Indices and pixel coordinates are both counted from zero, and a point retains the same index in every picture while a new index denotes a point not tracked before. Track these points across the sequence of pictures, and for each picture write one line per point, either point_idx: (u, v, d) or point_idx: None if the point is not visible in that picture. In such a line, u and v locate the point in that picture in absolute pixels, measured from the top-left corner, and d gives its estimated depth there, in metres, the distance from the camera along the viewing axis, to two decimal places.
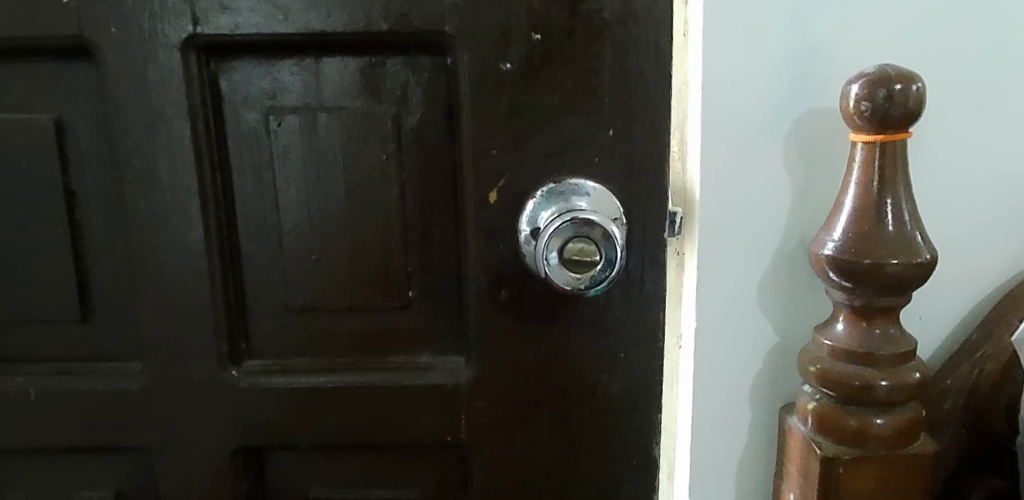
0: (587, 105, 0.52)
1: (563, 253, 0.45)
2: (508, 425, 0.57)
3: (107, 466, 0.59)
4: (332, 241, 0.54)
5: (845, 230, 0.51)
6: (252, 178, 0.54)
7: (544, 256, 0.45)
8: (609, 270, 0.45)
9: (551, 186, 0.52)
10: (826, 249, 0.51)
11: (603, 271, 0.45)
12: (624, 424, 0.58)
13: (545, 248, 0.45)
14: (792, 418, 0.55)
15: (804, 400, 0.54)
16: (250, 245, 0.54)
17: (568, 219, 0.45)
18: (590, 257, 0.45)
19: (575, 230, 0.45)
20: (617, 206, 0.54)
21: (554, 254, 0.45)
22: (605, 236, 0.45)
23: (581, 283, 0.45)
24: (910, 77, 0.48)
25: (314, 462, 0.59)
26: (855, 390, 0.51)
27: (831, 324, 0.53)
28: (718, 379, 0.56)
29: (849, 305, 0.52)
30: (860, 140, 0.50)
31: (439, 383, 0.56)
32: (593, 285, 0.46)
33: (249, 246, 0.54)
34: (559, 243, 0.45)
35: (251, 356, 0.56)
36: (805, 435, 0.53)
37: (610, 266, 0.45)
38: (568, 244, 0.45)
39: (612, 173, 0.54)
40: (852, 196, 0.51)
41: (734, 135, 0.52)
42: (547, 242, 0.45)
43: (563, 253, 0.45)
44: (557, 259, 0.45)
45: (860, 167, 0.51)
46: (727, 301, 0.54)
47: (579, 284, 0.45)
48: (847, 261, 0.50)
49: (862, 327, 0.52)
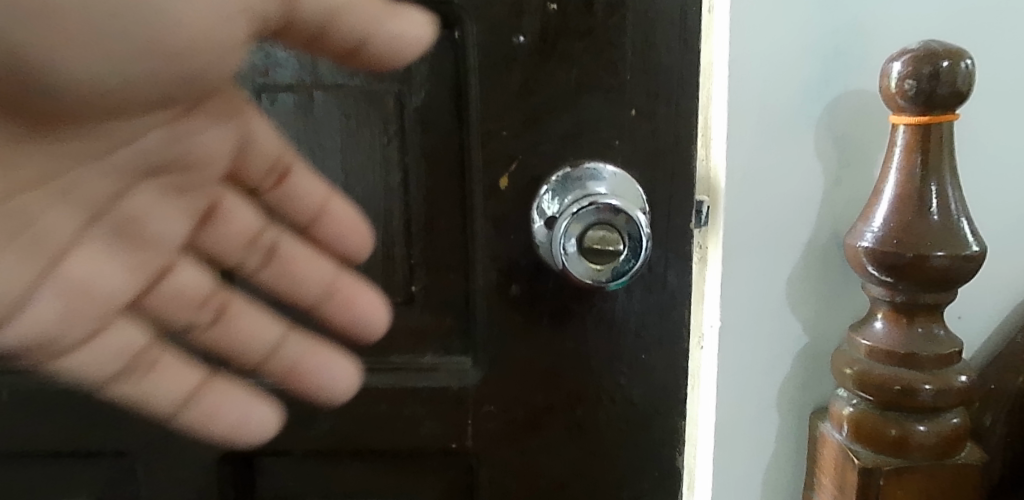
0: (605, 83, 0.47)
1: (583, 242, 0.41)
2: (518, 433, 0.52)
3: (84, 472, 0.56)
4: None
5: (886, 219, 0.47)
6: None
7: (561, 245, 0.41)
8: (633, 261, 0.42)
9: (567, 171, 0.48)
10: (865, 241, 0.48)
11: (627, 262, 0.42)
12: (644, 437, 0.52)
13: (563, 236, 0.41)
14: (826, 425, 0.51)
15: (839, 405, 0.50)
16: None
17: (589, 204, 0.41)
18: (612, 246, 0.41)
19: (596, 216, 0.41)
20: (639, 192, 0.48)
21: (573, 243, 0.41)
22: (630, 223, 0.41)
23: (601, 275, 0.42)
24: (959, 53, 0.45)
25: (307, 471, 0.54)
26: (896, 394, 0.47)
27: (868, 323, 0.49)
28: (742, 379, 0.54)
29: (890, 301, 0.48)
30: (902, 123, 0.47)
31: (443, 386, 0.52)
32: (616, 277, 0.42)
33: None
34: (579, 231, 0.41)
35: None
36: (840, 444, 0.49)
37: (634, 256, 0.42)
38: (588, 232, 0.41)
39: (635, 156, 0.48)
40: (892, 183, 0.47)
41: (756, 127, 0.51)
42: (565, 229, 0.41)
43: (583, 241, 0.41)
44: (576, 249, 0.41)
45: (901, 151, 0.47)
46: (751, 298, 0.53)
47: (600, 276, 0.42)
48: (888, 253, 0.46)
49: (902, 325, 0.48)
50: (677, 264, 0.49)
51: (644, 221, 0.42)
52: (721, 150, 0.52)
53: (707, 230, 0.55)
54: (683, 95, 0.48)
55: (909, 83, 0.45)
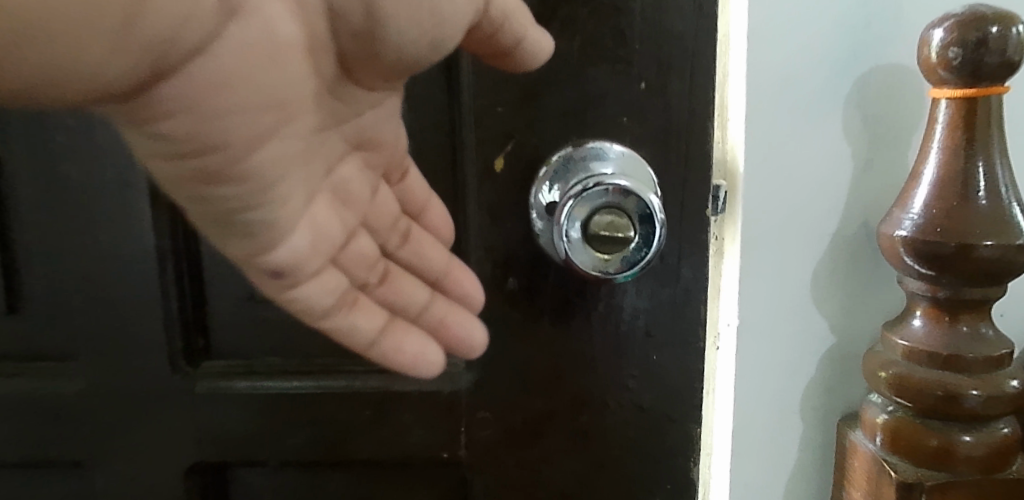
0: (610, 54, 0.43)
1: (588, 229, 0.37)
2: (516, 442, 0.48)
3: (43, 484, 0.51)
4: None
5: (926, 205, 0.42)
6: None
7: (564, 232, 0.37)
8: (644, 251, 0.37)
9: (569, 150, 0.43)
10: (902, 229, 0.43)
11: (637, 252, 0.37)
12: (655, 447, 0.47)
13: (566, 222, 0.37)
14: (856, 434, 0.47)
15: (871, 413, 0.45)
16: None
17: (595, 186, 0.37)
18: (621, 233, 0.37)
19: (603, 199, 0.37)
20: (649, 174, 0.43)
21: (576, 230, 0.37)
22: (641, 207, 0.37)
23: (609, 267, 0.38)
24: (1010, 18, 0.40)
25: (285, 483, 0.50)
26: (938, 401, 0.42)
27: (906, 321, 0.44)
28: (762, 380, 0.49)
29: (931, 297, 0.43)
30: (944, 97, 0.42)
31: (434, 390, 0.47)
32: (624, 269, 0.38)
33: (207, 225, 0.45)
34: (584, 217, 0.37)
35: (211, 356, 0.48)
36: (874, 455, 0.44)
37: (646, 245, 0.37)
38: (594, 217, 0.37)
39: (645, 135, 0.43)
40: (934, 163, 0.42)
41: (781, 103, 0.47)
42: (568, 214, 0.37)
43: (588, 228, 0.37)
44: (580, 237, 0.37)
45: (943, 129, 0.42)
46: (774, 292, 0.48)
47: (606, 267, 0.38)
48: (928, 243, 0.41)
49: (944, 324, 0.43)
50: (692, 255, 0.44)
51: (658, 205, 0.37)
52: (738, 130, 0.48)
53: (723, 220, 0.50)
54: (699, 68, 0.43)
55: (953, 52, 0.40)
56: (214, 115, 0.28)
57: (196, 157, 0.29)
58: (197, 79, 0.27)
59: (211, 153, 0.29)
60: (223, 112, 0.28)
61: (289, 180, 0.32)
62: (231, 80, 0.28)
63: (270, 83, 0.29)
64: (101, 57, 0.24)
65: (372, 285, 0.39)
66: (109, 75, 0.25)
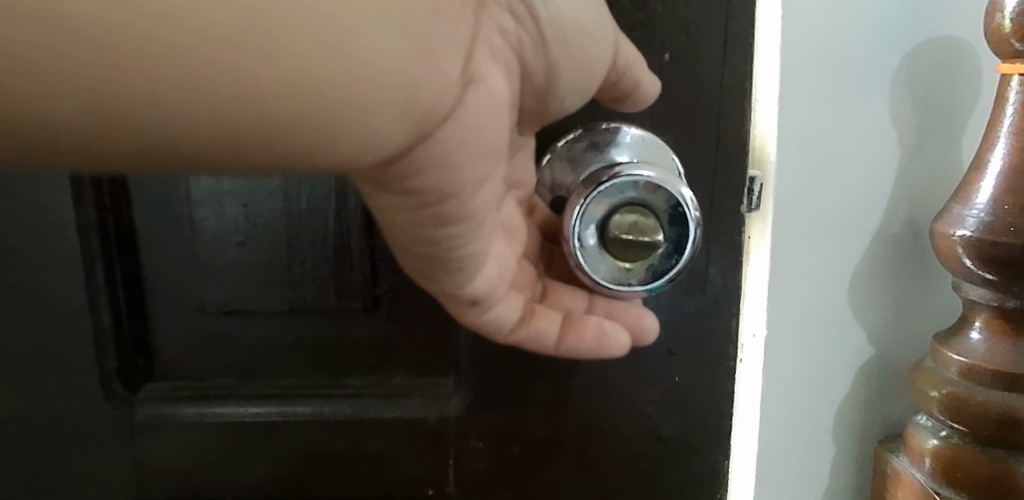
0: (631, 18, 0.36)
1: (606, 233, 0.31)
2: (515, 475, 0.41)
3: None
4: (264, 230, 0.38)
5: (993, 200, 0.36)
6: (161, 218, 0.39)
7: (576, 236, 0.31)
8: (674, 259, 0.31)
9: (578, 134, 0.36)
10: (964, 229, 0.37)
11: (665, 261, 0.31)
12: (675, 477, 0.41)
13: (580, 225, 0.31)
14: (900, 459, 0.41)
15: (920, 437, 0.40)
16: (152, 230, 0.39)
17: (616, 179, 0.30)
18: (646, 236, 0.31)
19: (626, 196, 0.30)
20: (673, 160, 0.37)
21: (592, 234, 0.31)
22: (671, 205, 0.31)
23: (631, 278, 0.32)
24: None
25: None
26: (999, 425, 0.36)
27: (963, 334, 0.39)
28: (793, 398, 0.44)
29: (997, 307, 0.37)
30: (1014, 73, 0.36)
31: (417, 417, 0.41)
32: (649, 280, 0.32)
33: (151, 236, 0.39)
34: (600, 217, 0.30)
35: (154, 378, 0.42)
36: (922, 486, 0.39)
37: (676, 252, 0.31)
38: (613, 217, 0.31)
39: (667, 116, 0.37)
40: (1004, 150, 0.36)
41: (819, 83, 0.40)
42: (583, 213, 0.31)
43: (606, 231, 0.31)
44: (596, 242, 0.31)
45: (1017, 111, 0.36)
46: (806, 299, 0.42)
47: (628, 279, 0.32)
48: (996, 244, 0.35)
49: (1009, 338, 0.37)
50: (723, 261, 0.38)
51: (690, 202, 0.31)
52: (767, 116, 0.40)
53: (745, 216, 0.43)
54: (735, 36, 0.36)
55: None
56: (450, 167, 0.25)
57: (429, 206, 0.26)
58: (438, 137, 0.24)
59: (445, 201, 0.26)
60: (461, 161, 0.25)
61: (489, 222, 0.28)
62: (466, 133, 0.25)
63: (482, 131, 0.25)
64: (377, 118, 0.21)
65: (534, 295, 0.33)
66: (383, 139, 0.22)
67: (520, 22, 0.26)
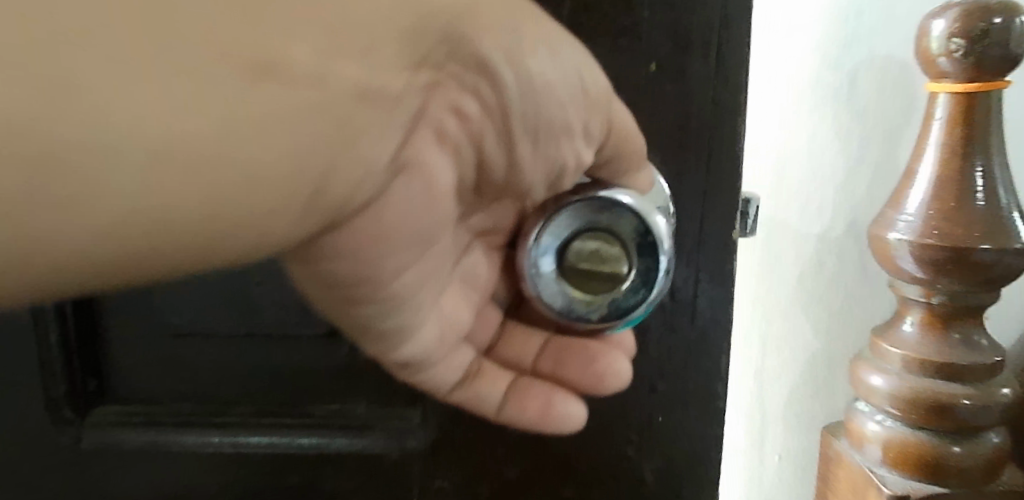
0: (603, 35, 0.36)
1: (565, 259, 0.31)
2: None
3: None
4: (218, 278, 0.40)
5: (921, 207, 0.40)
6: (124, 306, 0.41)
7: (532, 260, 0.31)
8: (636, 295, 0.30)
9: None
10: (896, 232, 0.41)
11: (628, 296, 0.30)
12: None
13: (536, 247, 0.31)
14: (840, 442, 0.45)
15: (858, 421, 0.44)
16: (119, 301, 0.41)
17: (581, 201, 0.30)
18: (607, 265, 0.30)
19: (590, 218, 0.30)
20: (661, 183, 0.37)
21: (549, 259, 0.31)
22: (640, 236, 0.30)
23: (593, 311, 0.31)
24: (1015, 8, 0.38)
25: None
26: (929, 410, 0.40)
27: (895, 327, 0.43)
28: (740, 381, 0.48)
29: (925, 304, 0.41)
30: (943, 91, 0.40)
31: (376, 452, 0.42)
32: (613, 318, 0.31)
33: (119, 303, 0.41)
34: (562, 239, 0.30)
35: (107, 397, 0.43)
36: (860, 466, 0.43)
37: (639, 288, 0.30)
38: (574, 242, 0.30)
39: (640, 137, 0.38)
40: (931, 162, 0.40)
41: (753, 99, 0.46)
42: (541, 237, 0.31)
43: (564, 257, 0.31)
44: (553, 268, 0.31)
45: (943, 125, 0.40)
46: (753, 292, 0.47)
47: (586, 312, 0.31)
48: (922, 246, 0.39)
49: (937, 332, 0.41)
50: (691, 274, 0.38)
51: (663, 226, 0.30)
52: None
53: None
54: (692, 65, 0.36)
55: (957, 42, 0.38)
56: (368, 256, 0.27)
57: (348, 290, 0.28)
58: (353, 222, 0.26)
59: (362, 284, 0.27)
60: (378, 257, 0.27)
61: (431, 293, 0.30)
62: (389, 224, 0.26)
63: (412, 220, 0.27)
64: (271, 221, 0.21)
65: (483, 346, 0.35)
66: (276, 233, 0.21)
67: (479, 108, 0.26)
